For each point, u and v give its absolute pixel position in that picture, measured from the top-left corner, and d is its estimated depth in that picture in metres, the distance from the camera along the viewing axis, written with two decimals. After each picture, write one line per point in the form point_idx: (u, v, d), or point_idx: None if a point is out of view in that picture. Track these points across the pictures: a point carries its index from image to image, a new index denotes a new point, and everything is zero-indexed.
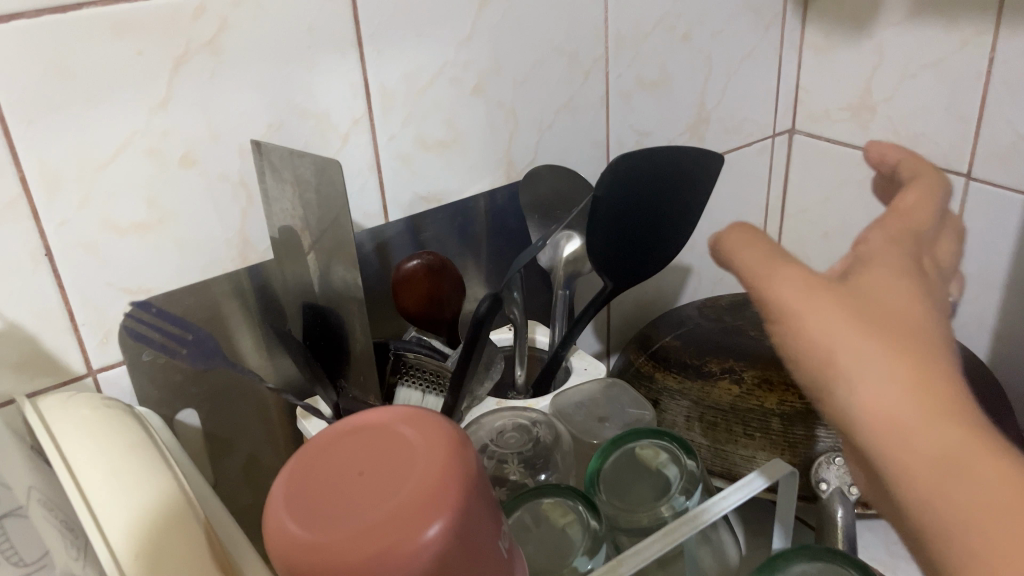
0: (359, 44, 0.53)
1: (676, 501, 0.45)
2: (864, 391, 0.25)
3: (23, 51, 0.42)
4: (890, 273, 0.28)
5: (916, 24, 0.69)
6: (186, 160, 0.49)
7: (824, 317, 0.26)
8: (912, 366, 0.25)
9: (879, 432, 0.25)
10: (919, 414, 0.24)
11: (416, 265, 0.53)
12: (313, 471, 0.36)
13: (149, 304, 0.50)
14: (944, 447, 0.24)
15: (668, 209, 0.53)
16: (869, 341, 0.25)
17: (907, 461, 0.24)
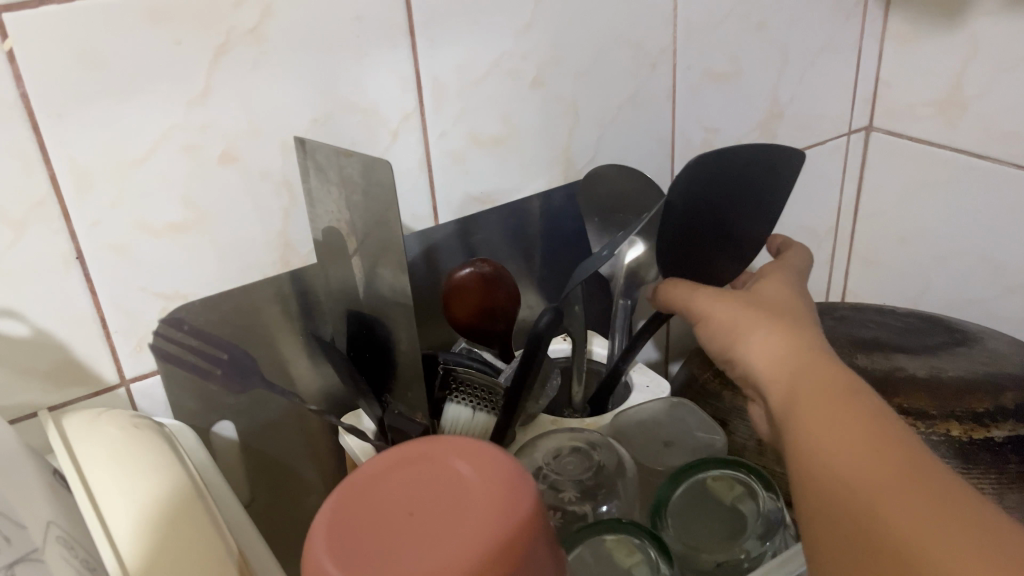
0: (412, 34, 0.49)
1: (751, 545, 0.41)
2: (750, 341, 0.38)
3: (54, 38, 0.39)
4: (780, 286, 0.42)
5: (1016, 14, 0.63)
6: (226, 158, 0.46)
7: (718, 309, 0.41)
8: (785, 326, 0.38)
9: (759, 363, 0.37)
10: (783, 350, 0.36)
11: (468, 274, 0.49)
12: (368, 500, 0.33)
13: (182, 321, 0.47)
14: (794, 366, 0.35)
15: (740, 211, 0.48)
16: (753, 313, 0.39)
17: (777, 377, 0.35)
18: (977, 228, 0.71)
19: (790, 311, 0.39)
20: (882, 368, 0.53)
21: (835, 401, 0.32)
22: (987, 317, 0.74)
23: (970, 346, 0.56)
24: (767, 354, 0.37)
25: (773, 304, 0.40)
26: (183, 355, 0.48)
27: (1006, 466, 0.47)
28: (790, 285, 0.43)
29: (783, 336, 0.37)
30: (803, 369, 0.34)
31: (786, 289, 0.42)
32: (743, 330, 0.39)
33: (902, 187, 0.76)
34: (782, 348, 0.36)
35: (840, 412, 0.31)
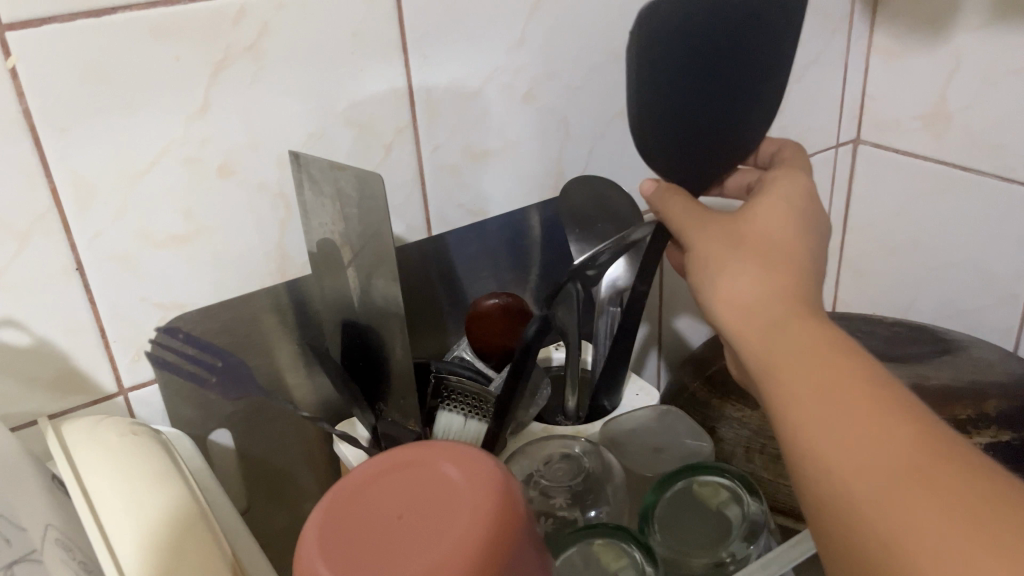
0: (406, 50, 0.50)
1: (737, 547, 0.42)
2: (722, 280, 0.37)
3: (57, 56, 0.40)
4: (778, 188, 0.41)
5: (998, 29, 0.64)
6: (225, 171, 0.47)
7: (703, 240, 0.40)
8: (756, 257, 0.37)
9: (724, 301, 0.37)
10: (750, 290, 0.36)
11: (495, 303, 0.53)
12: (353, 515, 0.33)
13: (177, 330, 0.48)
14: (766, 315, 0.35)
15: (729, 78, 0.44)
16: (726, 246, 0.38)
17: (745, 324, 0.35)
18: (964, 238, 0.72)
19: (783, 247, 0.37)
20: None
21: (814, 360, 0.32)
22: (975, 326, 0.75)
23: (955, 355, 0.57)
24: (744, 307, 0.36)
25: (761, 238, 0.38)
26: (182, 363, 0.49)
27: None
28: (797, 190, 0.41)
29: (771, 291, 0.35)
30: (774, 320, 0.34)
31: (784, 208, 0.40)
32: (717, 266, 0.38)
33: (891, 199, 0.77)
34: (770, 308, 0.35)
35: (822, 373, 0.31)
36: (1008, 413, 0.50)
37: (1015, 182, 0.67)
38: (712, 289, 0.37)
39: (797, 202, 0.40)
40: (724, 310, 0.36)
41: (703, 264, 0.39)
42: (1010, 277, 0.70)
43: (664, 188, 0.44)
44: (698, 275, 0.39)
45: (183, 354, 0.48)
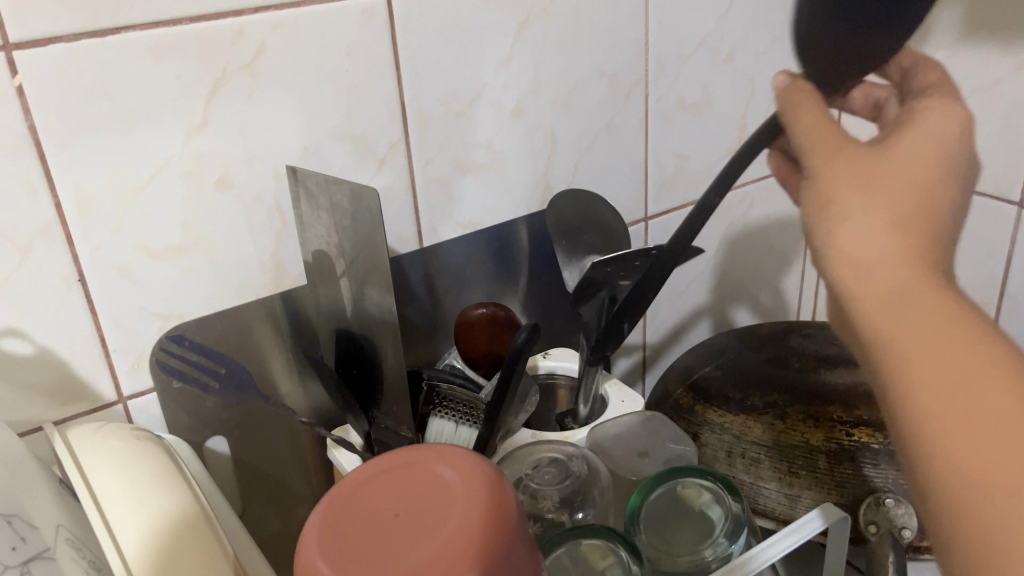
0: (398, 69, 0.52)
1: (721, 544, 0.44)
2: (845, 227, 0.30)
3: (62, 73, 0.41)
4: (927, 120, 0.32)
5: None
6: (222, 184, 0.48)
7: (827, 163, 0.31)
8: (892, 208, 0.29)
9: (840, 256, 0.30)
10: (877, 247, 0.29)
11: (484, 314, 0.55)
12: (344, 521, 0.34)
13: (182, 337, 0.49)
14: (895, 285, 0.28)
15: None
16: (861, 182, 0.30)
17: (863, 290, 0.29)
18: None
19: (921, 187, 0.30)
20: (843, 382, 0.55)
21: (945, 352, 0.26)
22: None
23: None
24: (866, 268, 0.29)
25: (895, 173, 0.30)
26: (184, 369, 0.49)
27: None
28: (952, 124, 0.32)
29: (905, 260, 0.29)
30: (902, 294, 0.28)
31: (930, 136, 0.31)
32: (843, 206, 0.30)
33: None
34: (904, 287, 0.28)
35: (953, 369, 0.26)
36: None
37: None
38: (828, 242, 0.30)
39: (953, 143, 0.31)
40: (839, 267, 0.30)
41: (816, 200, 0.31)
42: None
43: (789, 88, 0.36)
44: (812, 215, 0.31)
45: (188, 362, 0.49)
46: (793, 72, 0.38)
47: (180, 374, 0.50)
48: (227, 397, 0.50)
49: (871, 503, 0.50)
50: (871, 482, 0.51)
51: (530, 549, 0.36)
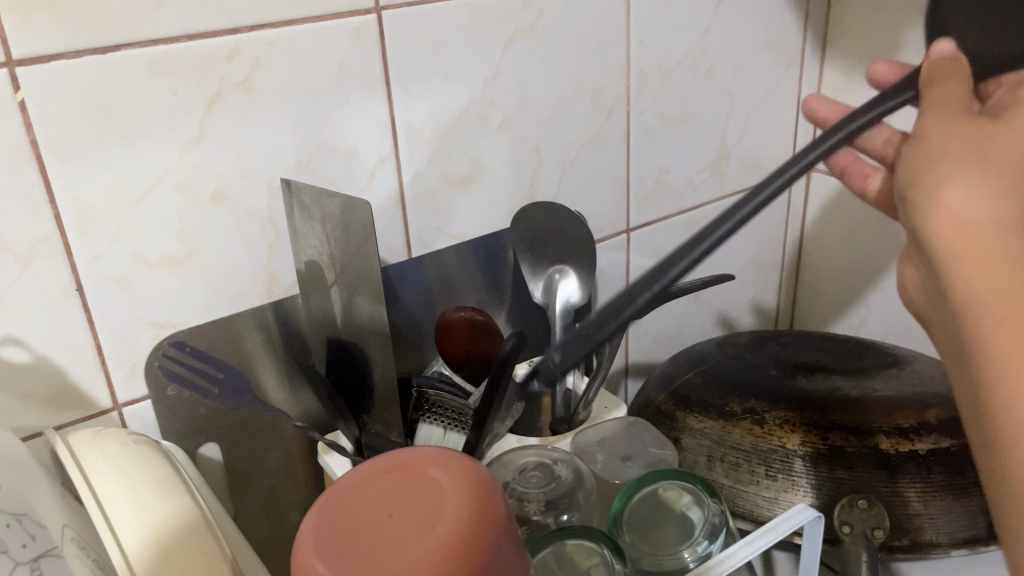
0: (389, 84, 0.53)
1: (701, 545, 0.45)
2: (949, 189, 0.35)
3: (63, 87, 0.43)
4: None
5: None
6: (217, 197, 0.49)
7: (935, 135, 0.37)
8: (999, 177, 0.34)
9: (943, 214, 0.35)
10: (984, 206, 0.33)
11: (465, 315, 0.56)
12: (342, 518, 0.36)
13: (184, 344, 0.51)
14: (994, 247, 0.32)
15: None
16: (968, 152, 0.35)
17: (963, 254, 0.33)
18: None
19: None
20: (819, 389, 0.58)
21: None
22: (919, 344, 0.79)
23: (900, 368, 0.61)
24: (967, 226, 0.33)
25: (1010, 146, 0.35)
26: (186, 375, 0.51)
27: (929, 477, 0.52)
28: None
29: (1004, 222, 0.33)
30: (999, 254, 0.32)
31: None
32: (945, 170, 0.35)
33: (842, 222, 0.82)
34: (995, 241, 0.32)
35: None
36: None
37: None
38: (931, 197, 0.36)
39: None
40: (940, 224, 0.35)
41: (926, 158, 0.37)
42: None
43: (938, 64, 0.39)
44: (918, 172, 0.37)
45: (189, 368, 0.51)
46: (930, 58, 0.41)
47: (180, 379, 0.51)
48: (226, 403, 0.52)
49: (847, 503, 0.51)
50: (846, 484, 0.52)
51: (519, 546, 0.38)
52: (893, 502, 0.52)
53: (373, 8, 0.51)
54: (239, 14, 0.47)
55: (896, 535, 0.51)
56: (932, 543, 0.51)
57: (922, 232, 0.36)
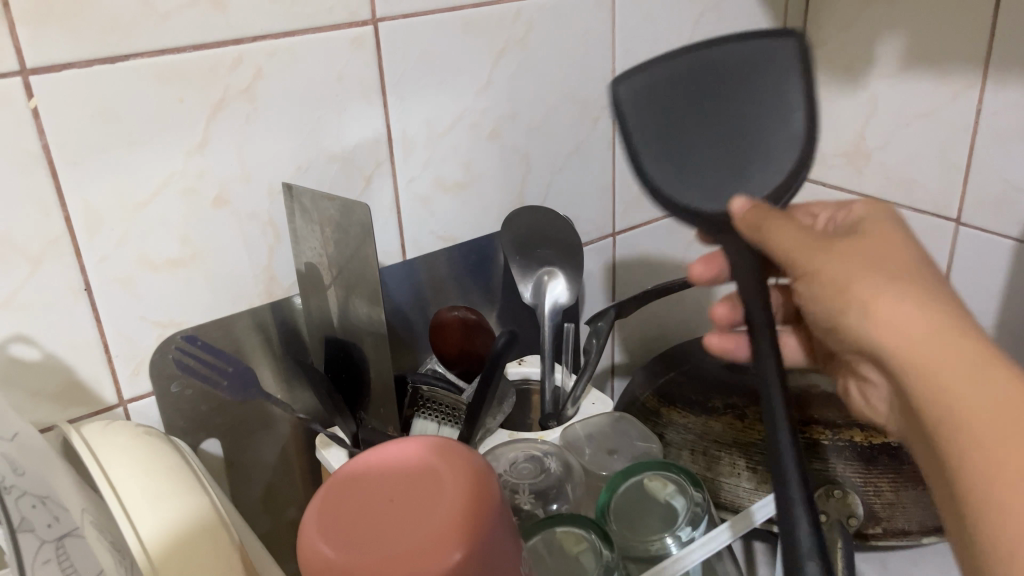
0: (384, 93, 0.56)
1: (684, 531, 0.47)
2: (870, 305, 0.37)
3: (73, 95, 0.44)
4: (885, 238, 0.41)
5: (907, 77, 0.72)
6: (219, 201, 0.51)
7: (822, 264, 0.40)
8: (911, 287, 0.37)
9: (875, 329, 0.37)
10: (916, 314, 0.36)
11: (459, 315, 0.59)
12: (345, 505, 0.38)
13: (195, 337, 0.52)
14: (946, 352, 0.34)
15: (728, 122, 0.51)
16: (867, 270, 0.38)
17: (920, 362, 0.35)
18: None
19: (914, 275, 0.38)
20: (797, 384, 0.60)
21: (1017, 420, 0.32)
22: None
23: None
24: (908, 335, 0.35)
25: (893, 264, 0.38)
26: (199, 364, 0.52)
27: (901, 467, 0.55)
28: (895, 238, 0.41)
29: (944, 327, 0.35)
30: (953, 358, 0.34)
31: (887, 248, 0.40)
32: (853, 291, 0.38)
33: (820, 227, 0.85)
34: (951, 343, 0.34)
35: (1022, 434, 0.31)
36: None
37: (924, 214, 0.74)
38: (864, 315, 0.37)
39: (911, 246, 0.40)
40: (878, 336, 0.37)
41: (827, 288, 0.39)
42: None
43: (754, 211, 0.44)
44: (830, 300, 0.39)
45: (200, 359, 0.52)
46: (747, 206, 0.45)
47: (192, 371, 0.52)
48: (234, 396, 0.53)
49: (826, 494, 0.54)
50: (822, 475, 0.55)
51: (513, 536, 0.39)
52: (866, 493, 0.54)
53: (370, 19, 0.53)
54: (242, 26, 0.49)
55: (870, 522, 0.55)
56: (904, 531, 0.55)
57: (863, 346, 0.38)
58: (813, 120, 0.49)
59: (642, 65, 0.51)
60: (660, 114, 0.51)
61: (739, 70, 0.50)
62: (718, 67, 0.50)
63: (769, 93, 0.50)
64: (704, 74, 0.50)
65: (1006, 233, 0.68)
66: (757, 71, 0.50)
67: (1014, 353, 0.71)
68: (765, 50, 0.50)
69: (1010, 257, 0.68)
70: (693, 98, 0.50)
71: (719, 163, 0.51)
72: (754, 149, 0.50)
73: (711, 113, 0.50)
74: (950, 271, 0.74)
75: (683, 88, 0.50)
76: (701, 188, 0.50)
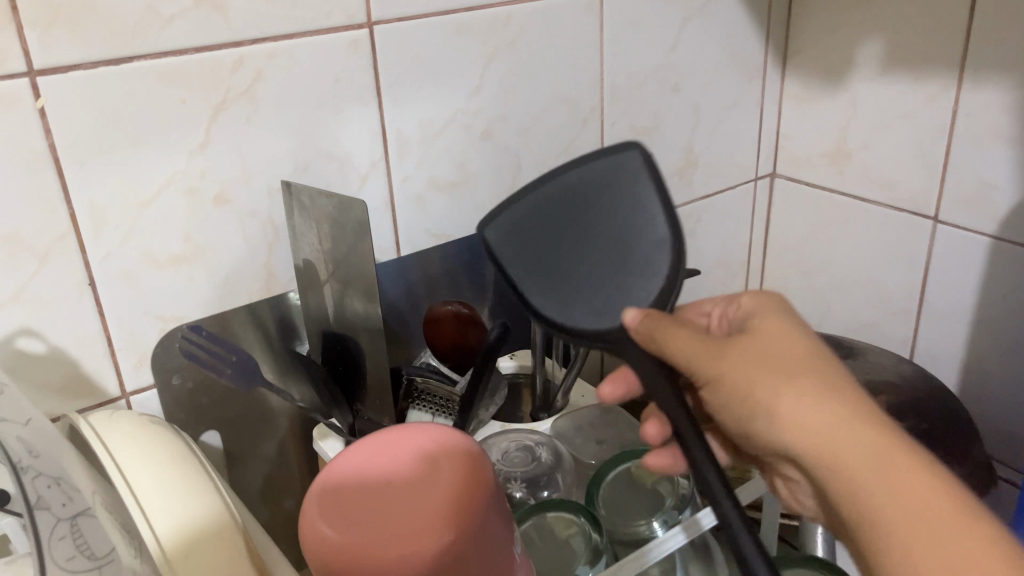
0: (380, 94, 0.57)
1: (669, 515, 0.49)
2: (777, 406, 0.38)
3: (80, 95, 0.46)
4: (784, 331, 0.41)
5: (887, 80, 0.74)
6: (220, 200, 0.53)
7: (724, 369, 0.40)
8: (815, 383, 0.38)
9: (786, 429, 0.37)
10: (823, 411, 0.37)
11: (452, 310, 0.60)
12: (343, 490, 0.39)
13: (201, 328, 0.55)
14: (856, 450, 0.35)
15: (606, 242, 0.48)
16: (769, 371, 0.39)
17: (832, 459, 0.36)
18: (864, 260, 0.82)
19: (816, 369, 0.38)
20: None
21: (931, 519, 0.33)
22: (877, 339, 0.84)
23: (854, 359, 0.67)
24: (818, 434, 0.36)
25: (796, 359, 0.39)
26: (204, 352, 0.55)
27: None
28: (795, 328, 0.42)
29: (852, 423, 0.36)
30: (865, 456, 0.35)
31: (786, 340, 0.41)
32: (759, 394, 0.39)
33: (804, 225, 0.87)
34: (859, 439, 0.35)
35: (939, 531, 0.32)
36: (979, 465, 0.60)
37: (904, 212, 0.76)
38: (772, 417, 0.38)
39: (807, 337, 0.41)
40: (790, 435, 0.37)
41: (735, 391, 0.40)
42: (902, 294, 0.79)
43: (649, 319, 0.43)
44: (739, 404, 0.40)
45: (206, 348, 0.55)
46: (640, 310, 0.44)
47: (199, 360, 0.55)
48: (238, 383, 0.56)
49: None
50: None
51: (508, 519, 0.41)
52: None
53: (365, 23, 0.55)
54: (243, 29, 0.50)
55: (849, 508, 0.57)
56: None
57: (773, 443, 0.39)
58: (674, 220, 0.48)
59: (501, 207, 0.49)
60: (533, 246, 0.49)
61: (591, 189, 0.49)
62: (575, 192, 0.49)
63: (625, 205, 0.49)
64: (559, 203, 0.49)
65: (982, 230, 0.70)
66: (613, 188, 0.49)
67: (990, 347, 0.73)
68: (620, 166, 0.49)
69: (987, 254, 0.70)
70: (557, 227, 0.49)
71: (602, 279, 0.48)
72: (636, 259, 0.48)
73: (582, 238, 0.49)
74: (929, 267, 0.76)
75: (549, 218, 0.49)
76: (591, 311, 0.47)
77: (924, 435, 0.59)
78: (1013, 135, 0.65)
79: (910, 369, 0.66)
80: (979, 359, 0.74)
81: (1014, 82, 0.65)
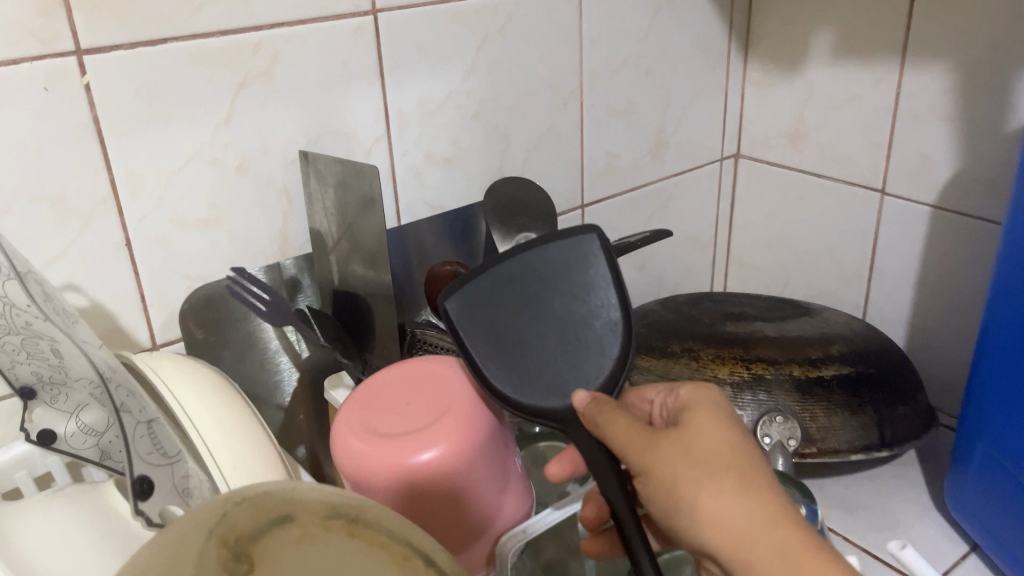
0: (383, 75, 0.63)
1: None
2: (701, 502, 0.41)
3: (120, 72, 0.51)
4: (711, 423, 0.45)
5: (839, 66, 0.81)
6: (241, 169, 0.59)
7: (655, 462, 0.43)
8: (736, 482, 0.41)
9: (707, 523, 0.41)
10: (740, 509, 0.41)
11: (451, 270, 0.66)
12: (366, 412, 0.47)
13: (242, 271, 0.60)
14: (766, 549, 0.40)
15: (560, 324, 0.50)
16: (698, 468, 0.42)
17: (743, 555, 0.40)
18: (820, 231, 0.89)
19: (737, 467, 0.42)
20: (744, 331, 0.70)
21: None
22: (833, 304, 0.91)
23: (811, 315, 0.74)
24: (733, 533, 0.41)
25: (720, 455, 0.43)
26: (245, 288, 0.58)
27: (832, 396, 0.63)
28: (724, 421, 0.45)
29: (763, 525, 0.40)
30: (774, 555, 0.40)
31: (713, 432, 0.44)
32: (684, 490, 0.42)
33: (766, 201, 0.94)
34: (770, 538, 0.40)
35: None
36: (921, 407, 0.67)
37: (856, 185, 0.83)
38: (694, 512, 0.42)
39: (735, 431, 0.44)
40: (709, 531, 0.41)
41: (663, 485, 0.43)
42: (855, 261, 0.87)
43: (593, 405, 0.47)
44: (665, 496, 0.43)
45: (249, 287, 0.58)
46: (588, 395, 0.48)
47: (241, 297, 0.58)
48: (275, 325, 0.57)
49: (768, 420, 0.62)
50: (767, 403, 0.63)
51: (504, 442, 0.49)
52: (803, 417, 0.63)
53: (370, 11, 0.61)
54: (263, 15, 0.56)
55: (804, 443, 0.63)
56: (835, 450, 0.63)
57: (693, 538, 0.43)
58: (626, 305, 0.51)
59: (465, 278, 0.50)
60: (494, 323, 0.49)
61: (549, 272, 0.51)
62: (531, 274, 0.50)
63: (580, 289, 0.51)
64: (520, 282, 0.50)
65: (923, 201, 0.78)
66: (572, 271, 0.51)
67: (933, 307, 0.80)
68: (581, 250, 0.51)
69: (928, 221, 0.78)
70: (517, 306, 0.50)
71: (557, 357, 0.49)
72: (590, 341, 0.50)
73: (539, 317, 0.50)
74: (878, 235, 0.83)
75: (508, 296, 0.50)
76: (544, 388, 0.49)
77: (876, 380, 0.65)
78: (949, 113, 0.73)
79: (861, 325, 0.73)
80: (923, 319, 0.82)
81: (948, 65, 0.72)
